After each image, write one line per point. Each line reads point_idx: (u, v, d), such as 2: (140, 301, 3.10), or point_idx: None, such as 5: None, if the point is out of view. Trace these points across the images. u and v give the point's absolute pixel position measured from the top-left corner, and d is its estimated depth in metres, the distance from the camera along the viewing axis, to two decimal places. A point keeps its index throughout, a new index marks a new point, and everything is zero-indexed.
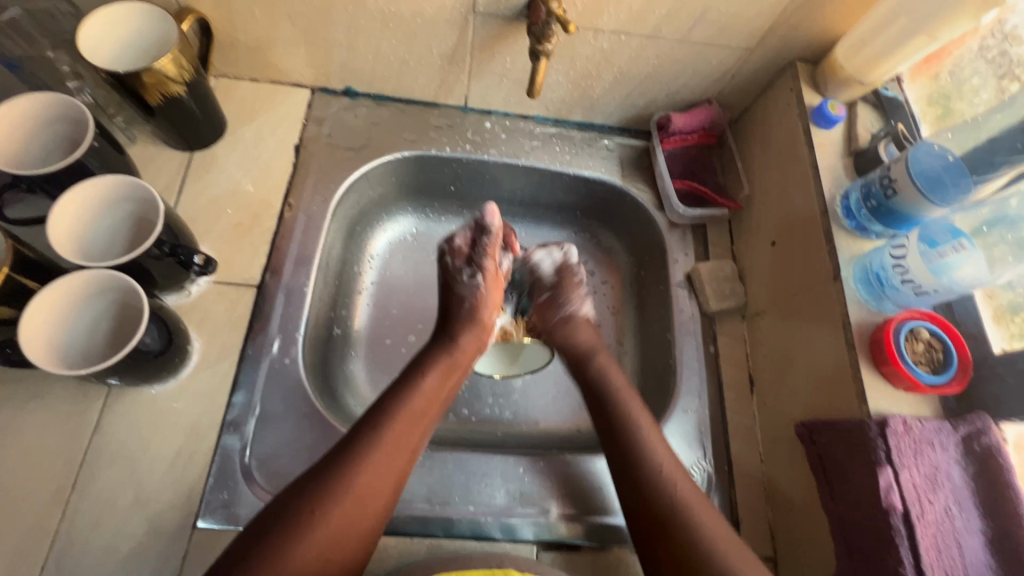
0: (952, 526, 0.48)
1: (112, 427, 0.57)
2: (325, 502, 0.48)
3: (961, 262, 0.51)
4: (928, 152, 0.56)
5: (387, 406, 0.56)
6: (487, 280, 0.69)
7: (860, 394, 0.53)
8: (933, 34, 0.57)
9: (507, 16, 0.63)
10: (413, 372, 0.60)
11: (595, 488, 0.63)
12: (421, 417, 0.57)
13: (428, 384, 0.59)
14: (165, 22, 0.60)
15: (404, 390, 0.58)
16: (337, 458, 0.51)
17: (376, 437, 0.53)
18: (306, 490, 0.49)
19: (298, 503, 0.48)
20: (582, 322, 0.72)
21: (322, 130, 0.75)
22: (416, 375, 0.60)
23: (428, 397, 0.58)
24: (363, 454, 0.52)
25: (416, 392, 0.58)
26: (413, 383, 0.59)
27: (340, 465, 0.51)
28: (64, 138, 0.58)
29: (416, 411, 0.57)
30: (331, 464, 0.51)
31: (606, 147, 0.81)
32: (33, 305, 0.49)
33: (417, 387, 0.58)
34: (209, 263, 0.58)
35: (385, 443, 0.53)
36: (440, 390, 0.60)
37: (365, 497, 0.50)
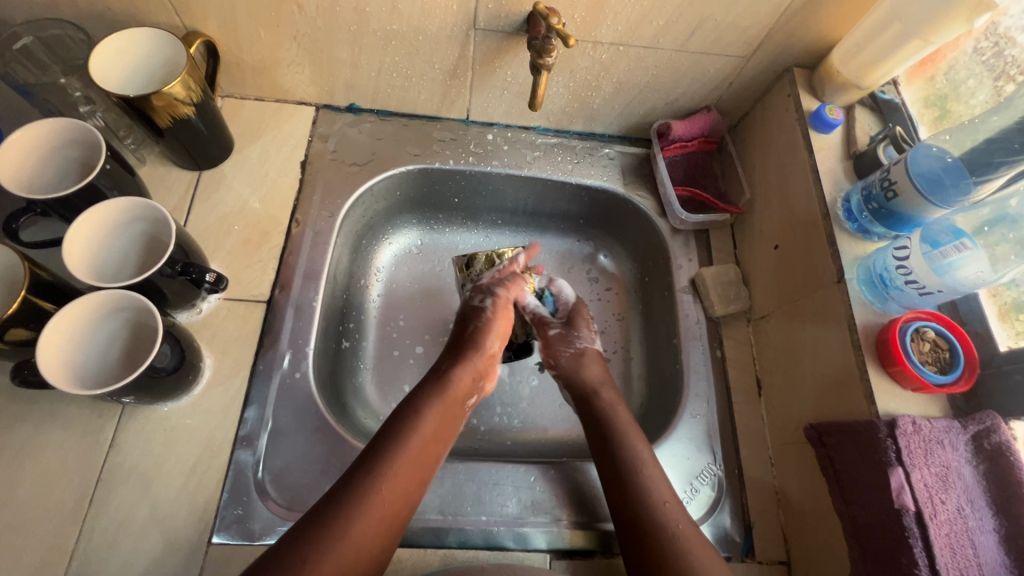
0: (966, 525, 0.48)
1: (127, 444, 0.58)
2: (325, 547, 0.48)
3: (964, 262, 0.50)
4: (927, 154, 0.56)
5: (387, 448, 0.55)
6: (496, 305, 0.69)
7: (868, 395, 0.53)
8: (928, 38, 0.57)
9: (507, 31, 0.64)
10: (410, 413, 0.59)
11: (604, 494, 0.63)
12: (421, 462, 0.56)
13: (426, 428, 0.58)
14: (173, 46, 0.61)
15: (403, 433, 0.57)
16: (336, 502, 0.51)
17: (373, 480, 0.53)
18: (303, 538, 0.48)
19: (292, 545, 0.47)
20: (594, 356, 0.71)
21: (327, 146, 0.76)
22: (414, 416, 0.59)
23: (425, 442, 0.58)
24: (361, 494, 0.52)
25: (417, 431, 0.58)
26: (408, 427, 0.58)
27: (344, 505, 0.51)
28: (78, 162, 0.59)
29: (416, 458, 0.56)
30: (334, 505, 0.51)
31: (608, 155, 0.82)
32: (64, 312, 0.51)
33: (417, 428, 0.58)
34: (220, 280, 0.59)
35: (387, 486, 0.53)
36: (444, 431, 0.60)
37: (361, 540, 0.50)
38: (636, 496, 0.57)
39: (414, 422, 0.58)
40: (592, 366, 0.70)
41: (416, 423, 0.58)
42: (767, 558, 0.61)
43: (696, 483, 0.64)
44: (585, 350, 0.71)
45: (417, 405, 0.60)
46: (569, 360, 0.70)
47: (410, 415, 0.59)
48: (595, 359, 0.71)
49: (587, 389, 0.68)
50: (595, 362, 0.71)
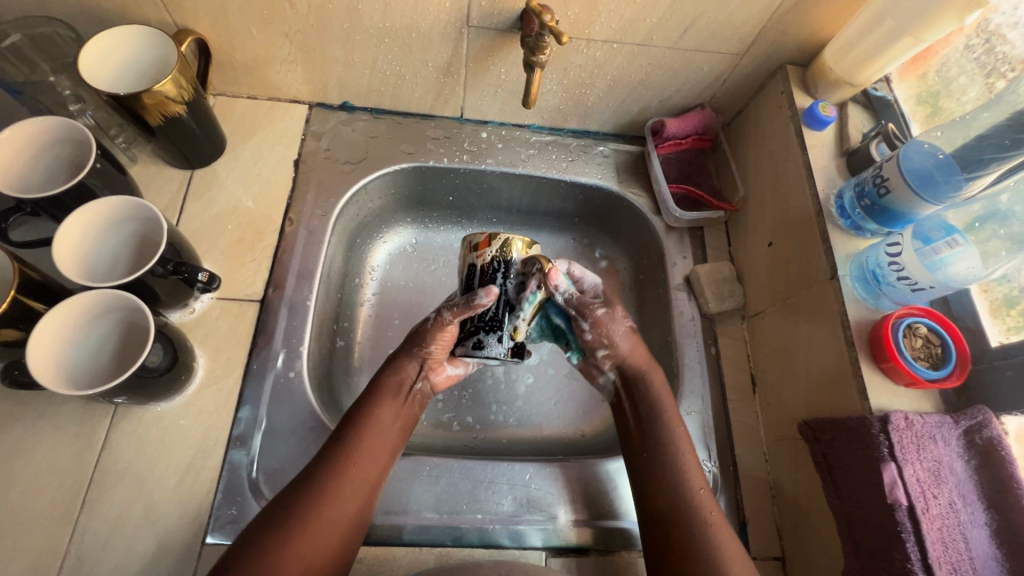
0: (957, 520, 0.48)
1: (120, 445, 0.57)
2: (290, 537, 0.48)
3: (955, 258, 0.51)
4: (918, 150, 0.56)
5: (346, 437, 0.56)
6: (437, 326, 0.60)
7: (861, 390, 0.54)
8: (919, 35, 0.58)
9: (501, 29, 0.64)
10: (365, 403, 0.59)
11: (605, 492, 0.63)
12: (377, 450, 0.56)
13: (379, 417, 0.58)
14: (164, 44, 0.61)
15: (359, 422, 0.57)
16: (303, 491, 0.51)
17: (332, 469, 0.53)
18: (270, 525, 0.49)
19: (265, 534, 0.48)
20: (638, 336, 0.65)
21: (321, 145, 0.76)
22: (367, 408, 0.58)
23: (380, 431, 0.57)
24: (324, 482, 0.52)
25: (374, 420, 0.57)
26: (363, 417, 0.57)
27: (309, 493, 0.51)
28: (69, 160, 0.59)
29: (372, 447, 0.56)
30: (299, 495, 0.51)
31: (602, 153, 0.82)
32: (65, 305, 0.51)
33: (374, 416, 0.58)
34: (212, 279, 0.58)
35: (342, 474, 0.53)
36: (399, 418, 0.60)
37: (323, 528, 0.50)
38: (656, 491, 0.56)
39: (371, 410, 0.58)
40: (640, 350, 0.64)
41: (372, 412, 0.58)
42: (762, 554, 0.62)
43: None
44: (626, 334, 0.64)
45: (370, 395, 0.60)
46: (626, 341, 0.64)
47: (365, 405, 0.58)
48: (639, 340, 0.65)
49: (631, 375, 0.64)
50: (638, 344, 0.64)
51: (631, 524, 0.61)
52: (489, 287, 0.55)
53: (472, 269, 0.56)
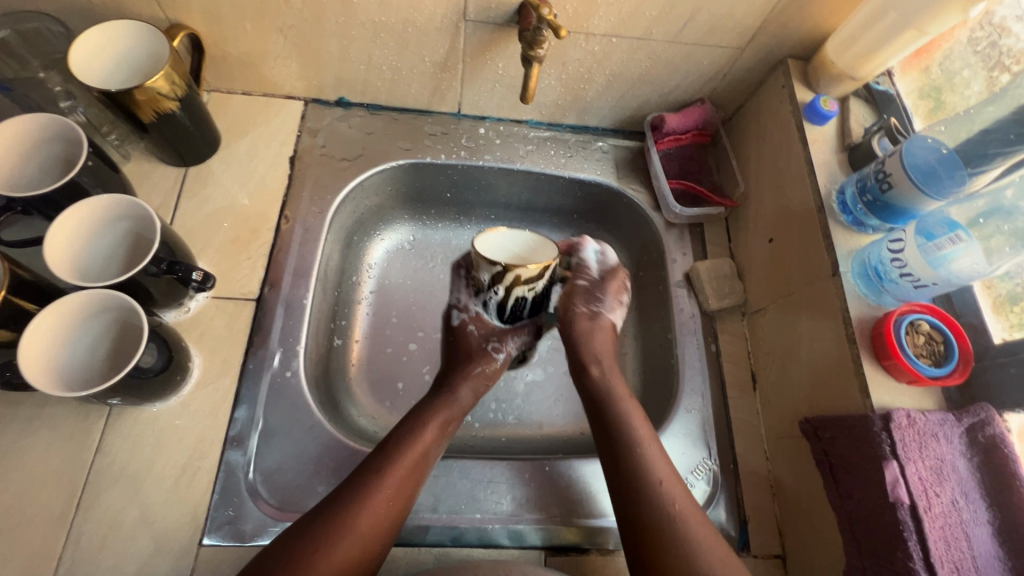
0: (960, 518, 0.48)
1: (115, 446, 0.57)
2: (329, 546, 0.48)
3: (958, 254, 0.50)
4: (921, 145, 0.56)
5: (385, 458, 0.55)
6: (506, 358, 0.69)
7: (863, 388, 0.53)
8: (923, 28, 0.57)
9: (498, 23, 0.63)
10: (416, 420, 0.59)
11: (583, 494, 0.62)
12: (422, 471, 0.56)
13: (430, 434, 0.58)
14: (155, 39, 0.60)
15: (407, 437, 0.57)
16: (328, 511, 0.50)
17: (368, 492, 0.52)
18: (302, 544, 0.48)
19: (298, 544, 0.48)
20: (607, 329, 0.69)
21: (316, 141, 0.75)
22: (417, 424, 0.59)
23: (430, 445, 0.58)
24: (357, 505, 0.51)
25: (416, 442, 0.57)
26: (412, 432, 0.58)
27: (337, 515, 0.50)
28: (60, 157, 0.58)
29: (419, 461, 0.56)
30: (326, 515, 0.50)
31: (601, 149, 0.81)
32: (61, 303, 0.50)
33: (417, 438, 0.57)
34: (207, 279, 0.57)
35: (379, 499, 0.52)
36: (440, 443, 0.59)
37: (366, 540, 0.50)
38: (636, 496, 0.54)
39: (415, 433, 0.58)
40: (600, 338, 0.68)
41: (416, 435, 0.58)
42: (762, 552, 0.62)
43: (691, 478, 0.64)
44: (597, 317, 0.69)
45: (416, 419, 0.60)
46: (584, 318, 0.68)
47: (416, 421, 0.59)
48: (607, 335, 0.69)
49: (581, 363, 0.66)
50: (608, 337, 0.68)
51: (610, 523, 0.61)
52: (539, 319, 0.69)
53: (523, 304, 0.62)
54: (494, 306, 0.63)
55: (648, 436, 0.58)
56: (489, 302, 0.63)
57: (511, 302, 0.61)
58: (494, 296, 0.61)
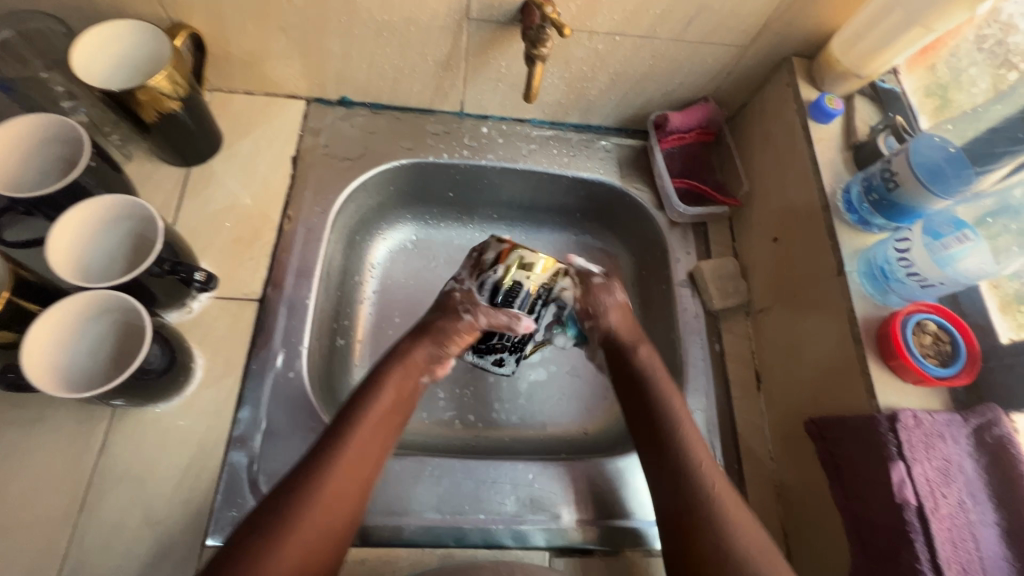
0: (967, 519, 0.48)
1: (118, 447, 0.57)
2: (292, 517, 0.47)
3: (965, 253, 0.50)
4: (928, 144, 0.55)
5: (342, 430, 0.53)
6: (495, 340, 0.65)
7: (869, 389, 0.53)
8: (929, 26, 0.57)
9: (501, 21, 0.63)
10: (368, 387, 0.57)
11: (615, 492, 0.62)
12: (380, 438, 0.55)
13: (385, 399, 0.57)
14: (157, 39, 0.60)
15: (362, 404, 0.55)
16: (292, 486, 0.49)
17: (327, 464, 0.51)
18: (263, 522, 0.47)
19: (264, 521, 0.47)
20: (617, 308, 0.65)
21: (319, 141, 0.75)
22: (371, 390, 0.57)
23: (386, 410, 0.56)
24: (318, 475, 0.50)
25: (373, 410, 0.56)
26: (368, 398, 0.56)
27: (299, 489, 0.49)
28: (63, 158, 0.58)
29: (375, 427, 0.55)
30: (290, 492, 0.48)
31: (604, 148, 0.81)
32: (71, 300, 0.50)
33: (374, 406, 0.56)
34: (210, 279, 0.57)
35: (339, 470, 0.51)
36: (399, 410, 0.58)
37: (328, 508, 0.49)
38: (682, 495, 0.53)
39: (372, 400, 0.56)
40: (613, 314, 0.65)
41: (372, 402, 0.56)
42: None
43: None
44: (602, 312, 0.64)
45: (372, 386, 0.58)
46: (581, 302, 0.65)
47: (369, 387, 0.57)
48: (623, 312, 0.65)
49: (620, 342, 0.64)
50: (624, 315, 0.66)
51: (642, 524, 0.61)
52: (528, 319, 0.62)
53: (521, 290, 0.60)
54: (490, 287, 0.61)
55: (698, 440, 0.56)
56: (487, 283, 0.61)
57: (510, 285, 0.60)
58: (493, 275, 0.61)
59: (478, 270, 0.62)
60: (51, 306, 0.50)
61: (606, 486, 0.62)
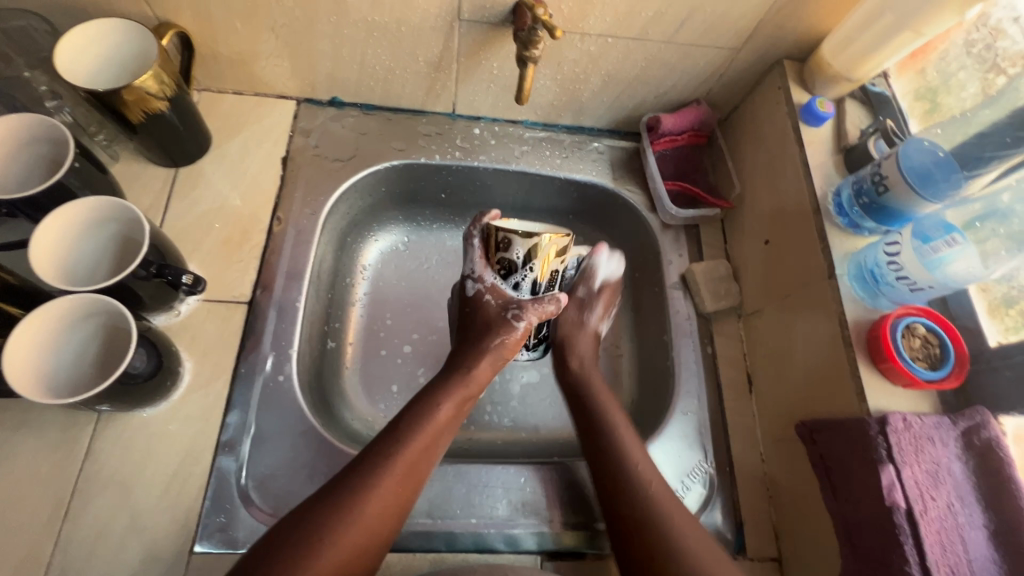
0: (956, 522, 0.48)
1: (103, 453, 0.56)
2: (339, 528, 0.48)
3: (955, 256, 0.51)
4: (918, 148, 0.55)
5: (393, 445, 0.54)
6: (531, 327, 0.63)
7: (859, 391, 0.53)
8: (919, 30, 0.57)
9: (492, 22, 0.62)
10: (427, 400, 0.58)
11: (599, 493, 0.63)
12: (431, 455, 0.56)
13: (443, 415, 0.58)
14: (143, 38, 0.59)
15: (419, 420, 0.56)
16: (333, 499, 0.49)
17: (375, 480, 0.51)
18: (307, 530, 0.47)
19: (305, 528, 0.47)
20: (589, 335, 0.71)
21: (309, 141, 0.74)
22: (430, 405, 0.58)
23: (442, 426, 0.57)
24: (370, 489, 0.50)
25: (424, 427, 0.56)
26: (425, 413, 0.57)
27: (343, 503, 0.49)
28: (46, 158, 0.57)
29: (429, 443, 0.56)
30: (332, 503, 0.49)
31: (597, 149, 0.81)
32: (55, 304, 0.50)
33: (428, 421, 0.56)
34: (197, 282, 0.56)
35: (387, 486, 0.51)
36: (448, 428, 0.58)
37: (376, 521, 0.50)
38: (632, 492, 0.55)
39: (426, 416, 0.57)
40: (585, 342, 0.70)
41: (426, 419, 0.57)
42: (759, 555, 0.62)
43: (688, 481, 0.64)
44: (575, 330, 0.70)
45: (428, 401, 0.58)
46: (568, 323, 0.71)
47: (429, 402, 0.58)
48: (592, 339, 0.71)
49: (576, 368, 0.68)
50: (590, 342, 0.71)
51: None
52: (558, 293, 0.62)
53: (557, 276, 0.61)
54: (529, 287, 0.60)
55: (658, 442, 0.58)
56: (522, 284, 0.60)
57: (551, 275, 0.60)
58: (527, 276, 0.59)
59: (507, 271, 0.59)
60: (36, 309, 0.49)
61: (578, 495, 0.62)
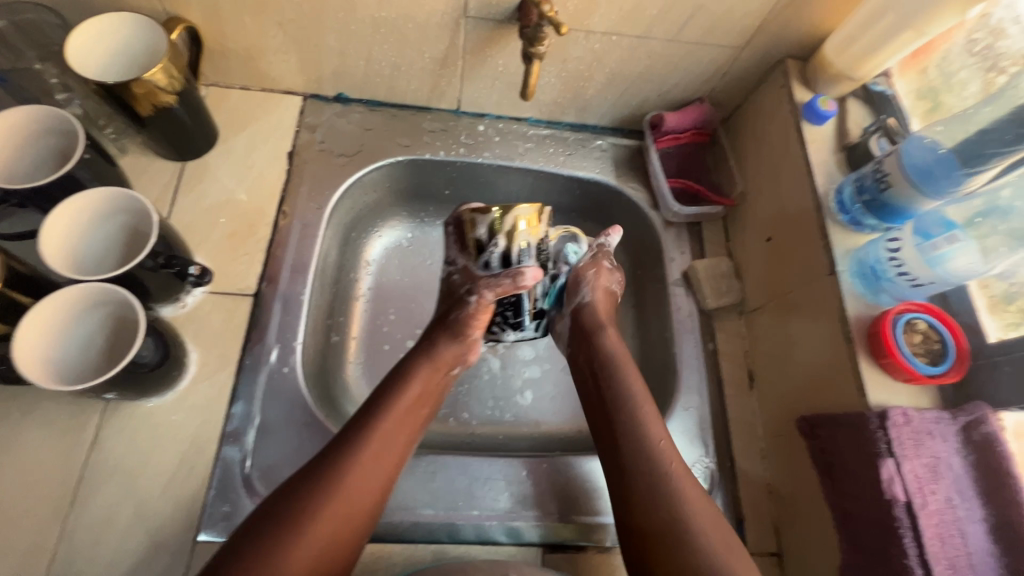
0: (955, 515, 0.48)
1: (110, 441, 0.56)
2: (314, 508, 0.48)
3: (954, 254, 0.51)
4: (919, 146, 0.56)
5: (364, 425, 0.54)
6: (479, 305, 0.63)
7: (859, 386, 0.53)
8: (920, 29, 0.57)
9: (498, 20, 0.63)
10: (396, 378, 0.59)
11: (592, 487, 0.63)
12: (405, 432, 0.56)
13: (413, 392, 0.58)
14: (154, 32, 0.59)
15: (387, 398, 0.56)
16: (310, 480, 0.49)
17: (349, 458, 0.51)
18: (283, 513, 0.47)
19: (283, 510, 0.47)
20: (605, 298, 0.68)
21: (315, 137, 0.75)
22: (400, 381, 0.58)
23: (413, 403, 0.57)
24: (341, 468, 0.50)
25: (398, 402, 0.56)
26: (394, 391, 0.57)
27: (320, 482, 0.49)
28: (57, 150, 0.57)
29: (400, 421, 0.56)
30: (310, 484, 0.49)
31: (600, 147, 0.81)
32: (66, 292, 0.50)
33: (397, 399, 0.56)
34: (205, 273, 0.57)
35: (362, 462, 0.51)
36: (423, 403, 0.59)
37: (350, 500, 0.49)
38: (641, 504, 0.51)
39: (398, 393, 0.57)
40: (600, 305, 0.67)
41: (398, 396, 0.57)
42: (759, 549, 0.62)
43: None
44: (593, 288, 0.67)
45: (399, 378, 0.59)
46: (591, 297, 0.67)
47: (399, 380, 0.58)
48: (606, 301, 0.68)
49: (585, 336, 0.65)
50: (606, 300, 0.68)
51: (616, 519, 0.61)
52: (533, 268, 0.61)
53: (526, 249, 0.62)
54: (496, 262, 0.63)
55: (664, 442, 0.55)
56: (491, 261, 0.63)
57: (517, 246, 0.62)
58: (494, 249, 0.62)
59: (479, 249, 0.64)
60: (48, 295, 0.50)
61: (574, 487, 0.62)
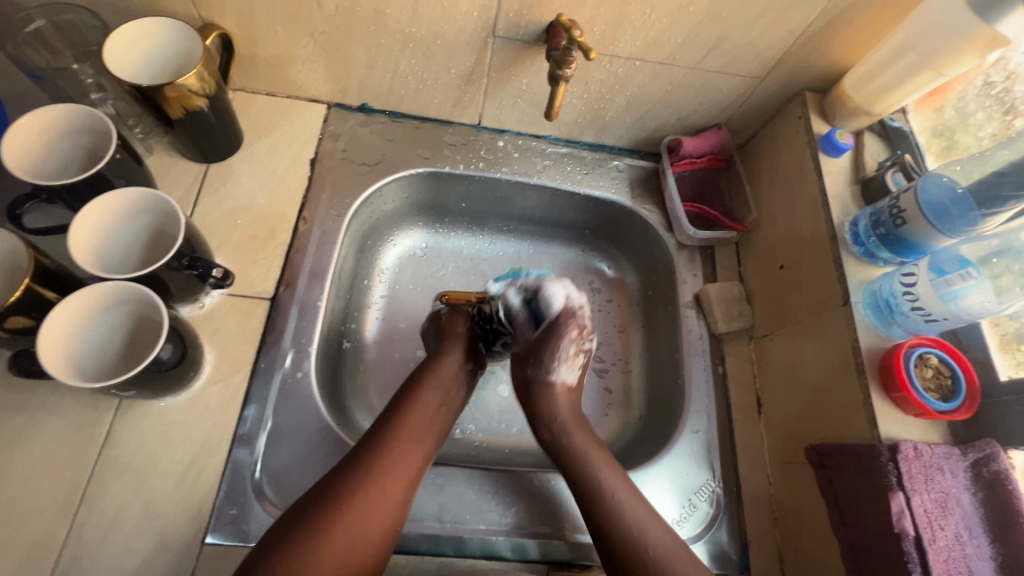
0: (963, 552, 0.48)
1: (122, 439, 0.56)
2: (331, 514, 0.49)
3: (969, 291, 0.52)
4: (936, 183, 0.58)
5: (378, 434, 0.56)
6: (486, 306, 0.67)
7: (870, 418, 0.54)
8: (939, 69, 0.59)
9: (526, 40, 0.65)
10: (409, 389, 0.61)
11: None
12: (421, 438, 0.57)
13: (424, 400, 0.60)
14: (190, 38, 0.61)
15: (402, 408, 0.59)
16: (328, 488, 0.51)
17: (364, 466, 0.53)
18: (300, 518, 0.49)
19: (301, 515, 0.49)
20: (562, 391, 0.65)
21: (337, 145, 0.76)
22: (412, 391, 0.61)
23: (425, 411, 0.59)
24: (359, 475, 0.52)
25: (409, 411, 0.59)
26: (411, 401, 0.60)
27: (345, 484, 0.51)
28: (86, 149, 0.58)
29: (415, 431, 0.57)
30: (328, 493, 0.51)
31: (617, 168, 0.82)
32: (91, 292, 0.51)
33: (410, 408, 0.59)
34: (226, 276, 0.58)
35: (380, 468, 0.53)
36: (434, 411, 0.60)
37: (368, 506, 0.51)
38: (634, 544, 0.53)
39: (412, 402, 0.60)
40: (558, 402, 0.64)
41: (413, 405, 0.59)
42: None
43: (694, 499, 0.64)
44: (543, 380, 0.64)
45: (415, 384, 0.62)
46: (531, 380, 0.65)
47: (412, 391, 0.61)
48: (564, 394, 0.65)
49: (541, 425, 0.63)
50: (564, 400, 0.64)
51: None
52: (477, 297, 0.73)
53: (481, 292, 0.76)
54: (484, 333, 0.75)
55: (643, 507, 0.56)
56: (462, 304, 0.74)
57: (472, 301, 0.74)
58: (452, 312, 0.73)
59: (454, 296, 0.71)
60: (73, 293, 0.50)
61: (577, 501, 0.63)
